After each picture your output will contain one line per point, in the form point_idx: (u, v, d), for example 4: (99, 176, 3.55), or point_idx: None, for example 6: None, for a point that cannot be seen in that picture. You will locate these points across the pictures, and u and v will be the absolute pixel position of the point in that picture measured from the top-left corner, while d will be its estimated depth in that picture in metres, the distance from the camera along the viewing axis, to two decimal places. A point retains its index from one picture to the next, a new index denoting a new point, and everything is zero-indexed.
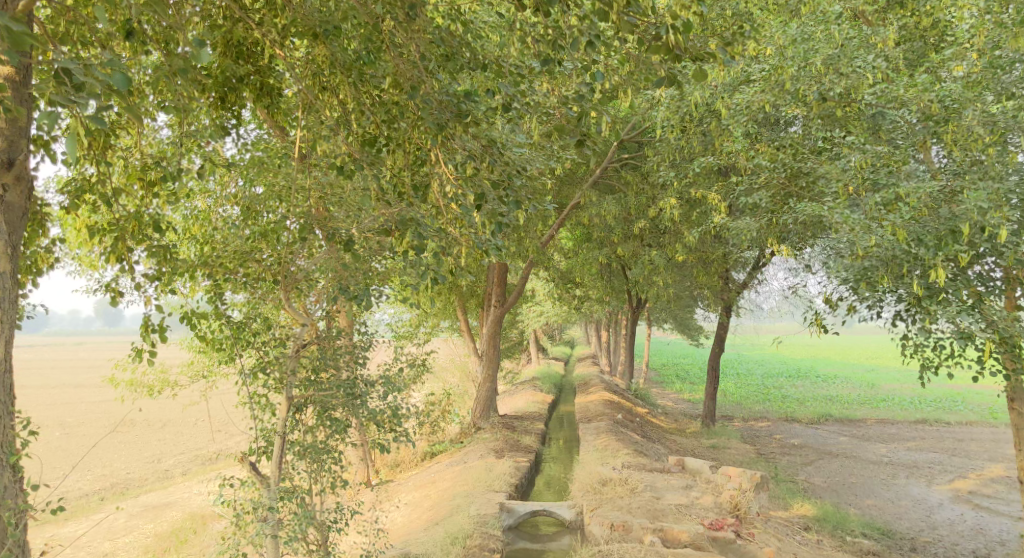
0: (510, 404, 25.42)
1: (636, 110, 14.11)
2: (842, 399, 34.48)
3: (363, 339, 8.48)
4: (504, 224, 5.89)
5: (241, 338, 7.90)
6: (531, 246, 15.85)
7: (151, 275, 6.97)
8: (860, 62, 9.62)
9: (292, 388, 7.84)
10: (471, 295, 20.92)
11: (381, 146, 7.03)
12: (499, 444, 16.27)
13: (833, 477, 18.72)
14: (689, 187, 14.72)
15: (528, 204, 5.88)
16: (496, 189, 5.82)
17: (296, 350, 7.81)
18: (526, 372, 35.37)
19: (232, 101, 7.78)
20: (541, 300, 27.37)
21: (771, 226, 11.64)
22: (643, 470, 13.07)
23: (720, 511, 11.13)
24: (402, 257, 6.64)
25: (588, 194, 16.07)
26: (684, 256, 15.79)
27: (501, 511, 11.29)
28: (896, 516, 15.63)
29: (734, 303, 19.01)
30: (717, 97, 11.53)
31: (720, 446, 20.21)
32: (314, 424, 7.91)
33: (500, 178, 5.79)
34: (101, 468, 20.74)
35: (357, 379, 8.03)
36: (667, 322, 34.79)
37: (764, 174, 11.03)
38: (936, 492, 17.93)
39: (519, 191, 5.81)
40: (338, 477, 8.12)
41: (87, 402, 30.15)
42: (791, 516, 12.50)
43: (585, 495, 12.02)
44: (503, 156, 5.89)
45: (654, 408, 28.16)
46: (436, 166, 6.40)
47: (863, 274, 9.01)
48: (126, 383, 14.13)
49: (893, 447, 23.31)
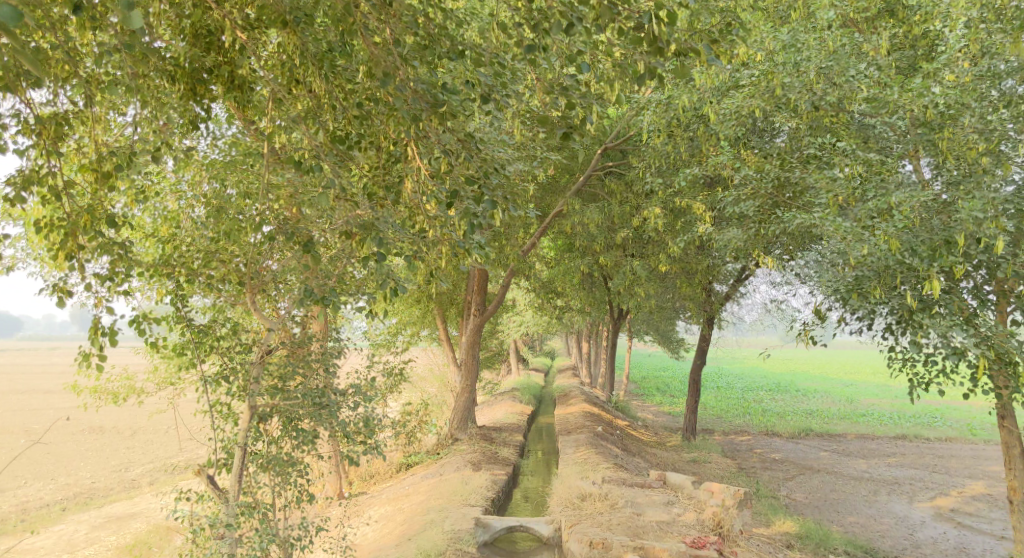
0: (488, 415, 25.01)
1: (622, 117, 13.88)
2: (822, 414, 34.39)
3: (334, 346, 8.08)
4: (481, 224, 5.55)
5: (203, 342, 7.48)
6: (513, 254, 15.54)
7: (105, 274, 6.55)
8: (852, 72, 9.46)
9: (256, 397, 7.34)
10: (450, 303, 20.52)
11: (354, 143, 6.67)
12: (477, 456, 15.87)
13: (815, 493, 18.48)
14: (674, 196, 14.48)
15: (506, 204, 5.55)
16: (473, 186, 5.47)
17: (260, 356, 7.36)
18: (506, 383, 34.97)
19: (203, 95, 7.43)
20: (522, 309, 27.04)
21: (758, 236, 11.40)
22: (623, 485, 12.71)
23: (702, 529, 10.82)
24: (372, 257, 6.26)
25: (571, 201, 15.80)
26: (667, 266, 15.54)
27: (476, 526, 10.88)
28: (878, 534, 15.40)
29: (717, 315, 18.77)
30: (705, 103, 11.29)
31: (701, 460, 19.93)
32: (278, 435, 7.45)
33: (478, 174, 5.45)
34: (65, 477, 20.09)
35: (327, 388, 7.60)
36: (649, 334, 34.57)
37: (751, 183, 10.79)
38: (918, 509, 17.74)
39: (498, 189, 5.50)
40: (304, 490, 7.70)
41: (54, 409, 29.39)
42: (774, 533, 12.21)
43: (564, 509, 11.64)
44: (481, 152, 5.57)
45: (634, 420, 27.84)
46: (411, 163, 6.04)
47: (854, 285, 8.73)
48: (90, 389, 13.62)
49: (875, 463, 23.14)
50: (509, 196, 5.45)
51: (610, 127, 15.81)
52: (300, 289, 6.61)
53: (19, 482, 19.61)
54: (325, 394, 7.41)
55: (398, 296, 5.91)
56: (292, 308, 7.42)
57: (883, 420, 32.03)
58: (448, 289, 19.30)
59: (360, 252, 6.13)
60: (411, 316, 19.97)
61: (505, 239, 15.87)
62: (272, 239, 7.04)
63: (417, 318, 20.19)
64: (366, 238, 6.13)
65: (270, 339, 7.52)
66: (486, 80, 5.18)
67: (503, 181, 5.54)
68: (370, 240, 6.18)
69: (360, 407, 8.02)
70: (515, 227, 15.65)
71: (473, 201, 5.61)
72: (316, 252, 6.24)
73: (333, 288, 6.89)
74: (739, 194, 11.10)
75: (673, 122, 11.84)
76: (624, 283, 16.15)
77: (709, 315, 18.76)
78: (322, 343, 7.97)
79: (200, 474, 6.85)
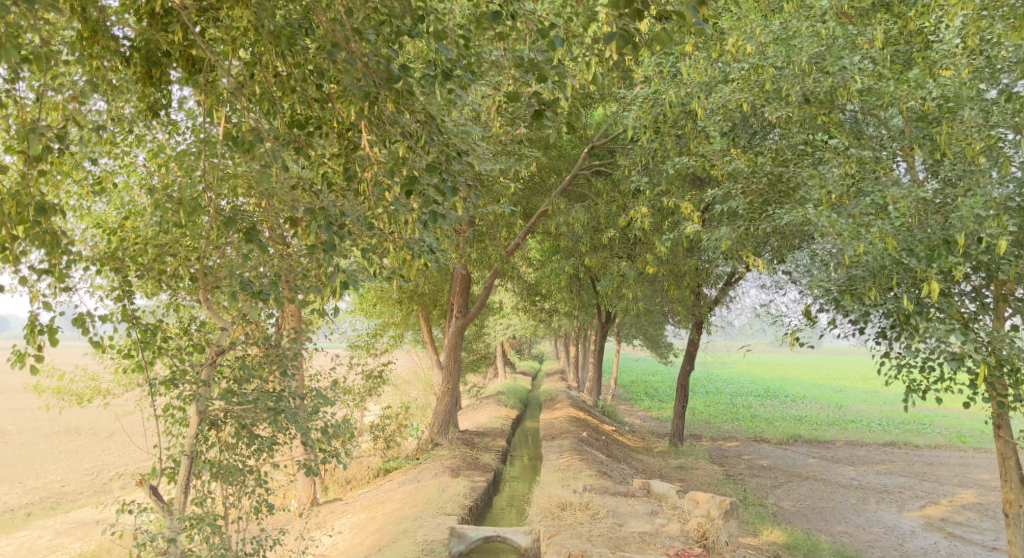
0: (472, 419, 24.51)
1: (610, 113, 13.48)
2: (811, 419, 34.09)
3: (296, 348, 7.60)
4: (444, 213, 5.11)
5: (150, 342, 6.94)
6: (495, 253, 15.09)
7: (41, 267, 6.00)
8: (846, 62, 9.06)
9: (207, 402, 6.81)
10: (434, 304, 20.05)
11: (313, 128, 6.21)
12: (456, 462, 15.39)
13: (803, 501, 18.10)
14: (661, 195, 14.09)
15: (470, 191, 5.11)
16: (433, 172, 5.04)
17: (213, 357, 6.87)
18: (492, 386, 34.48)
19: (160, 77, 7.01)
20: (508, 312, 26.61)
21: (747, 237, 10.98)
22: (606, 493, 12.25)
23: (686, 540, 10.42)
24: (326, 250, 5.78)
25: (556, 201, 15.40)
26: (654, 267, 15.09)
27: (451, 536, 10.45)
28: (867, 544, 15.00)
29: (705, 319, 18.40)
30: (694, 97, 10.88)
31: (688, 466, 19.51)
32: (231, 441, 6.96)
33: (441, 161, 5.06)
34: (33, 481, 19.47)
35: (286, 392, 7.13)
36: (637, 338, 34.21)
37: (740, 180, 10.40)
38: (908, 519, 17.37)
39: (461, 176, 5.12)
40: (261, 499, 7.20)
41: (27, 411, 28.66)
42: (760, 543, 11.79)
43: (543, 519, 11.13)
44: (442, 136, 5.16)
45: (621, 425, 27.41)
46: (371, 148, 5.58)
47: (845, 286, 8.32)
48: (52, 390, 13.05)
49: (863, 470, 22.80)
50: (472, 183, 5.06)
51: (597, 125, 15.42)
52: (242, 282, 6.17)
53: None
54: (281, 397, 6.94)
55: (349, 289, 5.79)
56: (247, 305, 6.93)
57: (872, 427, 31.74)
58: (431, 290, 18.82)
59: (312, 243, 5.72)
60: (393, 317, 19.47)
61: (488, 238, 15.43)
62: (224, 232, 6.54)
63: (399, 320, 19.69)
64: (319, 229, 5.66)
65: (222, 338, 7.02)
66: (449, 55, 4.75)
67: (465, 168, 5.17)
68: (324, 232, 5.72)
69: (322, 412, 7.56)
70: (499, 227, 15.27)
71: (434, 190, 5.21)
72: (263, 242, 5.76)
73: (286, 284, 6.39)
74: (728, 192, 10.68)
75: (660, 118, 11.43)
76: (610, 285, 15.70)
77: (697, 319, 18.39)
78: (282, 343, 7.51)
79: (141, 484, 6.40)
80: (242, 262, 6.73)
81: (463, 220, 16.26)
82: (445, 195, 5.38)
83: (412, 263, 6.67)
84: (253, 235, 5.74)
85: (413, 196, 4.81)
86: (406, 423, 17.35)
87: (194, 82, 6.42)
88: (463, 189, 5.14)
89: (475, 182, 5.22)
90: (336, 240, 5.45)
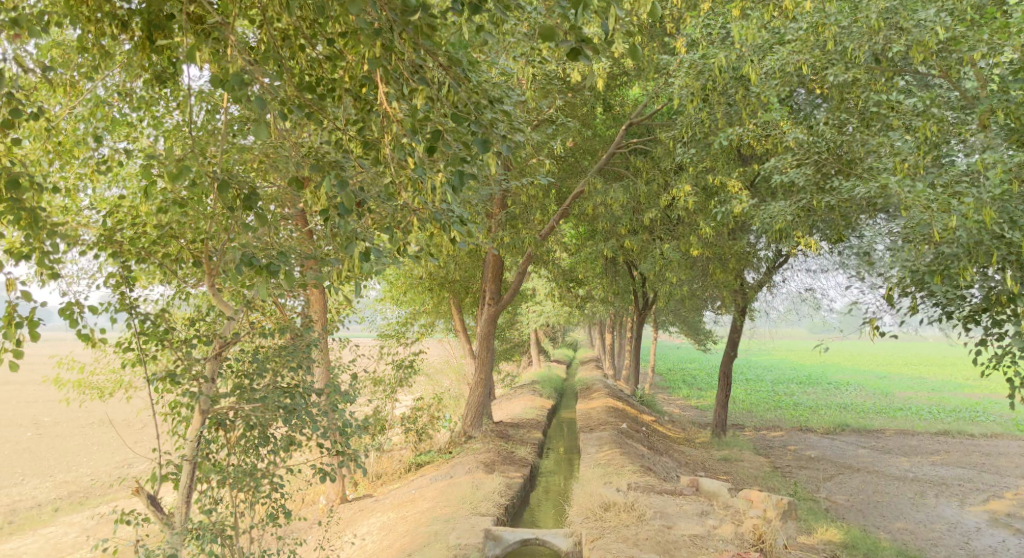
0: (506, 410, 23.81)
1: (650, 86, 12.58)
2: (857, 407, 32.82)
3: (310, 339, 6.86)
4: (472, 172, 4.35)
5: (151, 336, 6.12)
6: (530, 237, 14.27)
7: (19, 250, 5.30)
8: (923, 15, 8.00)
9: (209, 400, 6.08)
10: (466, 291, 19.35)
11: (329, 90, 5.50)
12: (491, 456, 14.63)
13: (856, 495, 17.06)
14: (706, 172, 13.14)
15: (505, 146, 4.35)
16: (458, 126, 4.27)
17: (217, 350, 6.14)
18: (526, 376, 33.80)
19: (162, 40, 6.29)
20: (541, 299, 25.91)
21: (808, 213, 10.03)
22: (650, 492, 11.42)
23: (741, 544, 9.56)
24: (340, 224, 5.02)
25: (593, 181, 14.50)
26: (699, 248, 14.15)
27: (486, 539, 9.76)
28: (930, 542, 13.98)
29: (749, 304, 17.41)
30: (745, 60, 9.91)
31: (733, 458, 18.57)
32: (240, 442, 6.26)
33: (468, 110, 4.29)
34: (64, 474, 19.28)
35: (302, 388, 6.42)
36: (674, 324, 33.24)
37: (800, 150, 9.49)
38: (972, 514, 16.25)
39: (494, 130, 4.35)
40: (278, 506, 6.50)
41: (62, 406, 28.77)
42: (817, 543, 10.89)
43: (585, 521, 10.36)
44: (469, 82, 4.40)
45: (660, 415, 26.49)
46: (387, 103, 4.83)
47: (936, 265, 7.52)
48: (73, 383, 12.57)
49: (918, 461, 21.66)
50: (506, 137, 4.29)
51: (635, 100, 14.59)
52: (241, 259, 5.43)
53: (16, 479, 18.86)
54: (294, 394, 6.23)
55: (366, 266, 5.12)
56: (256, 293, 6.22)
57: (922, 415, 30.48)
58: (463, 277, 18.11)
59: (320, 212, 5.05)
60: (425, 305, 18.80)
61: (521, 221, 14.65)
62: (229, 210, 5.84)
63: (431, 308, 18.98)
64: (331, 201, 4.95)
65: (229, 328, 6.29)
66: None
67: (496, 119, 4.40)
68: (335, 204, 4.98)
69: (341, 409, 6.83)
70: (533, 209, 14.46)
71: (462, 145, 4.45)
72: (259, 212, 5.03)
73: (292, 264, 5.66)
74: (784, 165, 9.74)
75: (708, 87, 10.46)
76: (652, 269, 14.79)
77: (741, 305, 17.37)
78: (295, 333, 6.79)
79: (138, 493, 5.70)
80: (240, 237, 5.91)
81: (495, 201, 15.46)
82: (472, 153, 4.61)
83: (437, 242, 5.92)
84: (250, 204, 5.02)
85: (436, 151, 4.05)
86: (439, 415, 16.69)
87: (183, 38, 5.66)
88: (495, 144, 4.39)
89: (510, 137, 4.45)
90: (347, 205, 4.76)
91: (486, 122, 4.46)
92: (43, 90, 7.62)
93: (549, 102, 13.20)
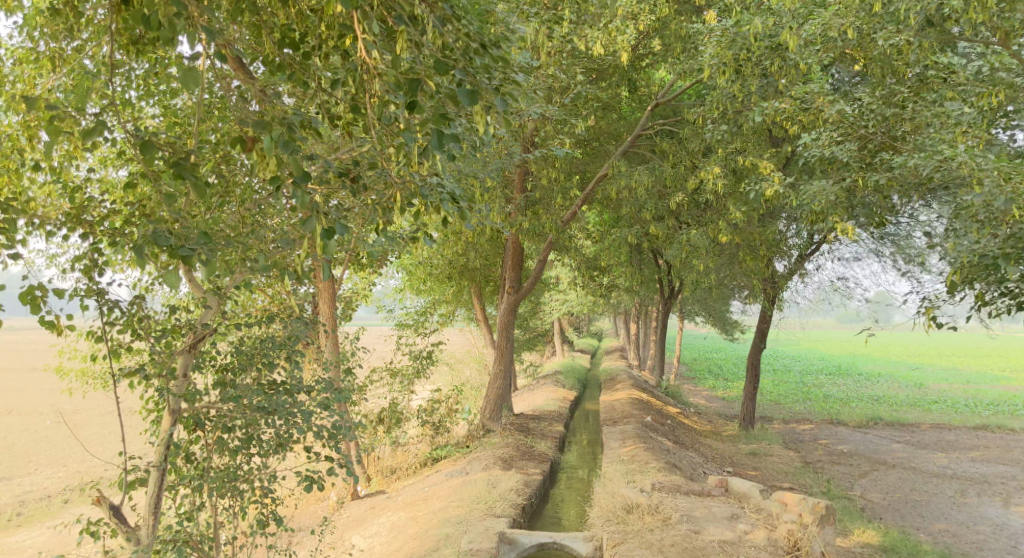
0: (527, 402, 23.18)
1: (679, 59, 11.84)
2: (889, 400, 31.79)
3: (298, 333, 6.27)
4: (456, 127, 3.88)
5: (124, 326, 5.57)
6: (550, 222, 13.53)
7: None
8: None
9: (178, 400, 5.57)
10: (486, 280, 18.66)
11: (308, 47, 4.93)
12: (508, 451, 13.99)
13: (893, 493, 16.22)
14: (737, 153, 12.37)
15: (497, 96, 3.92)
16: (442, 73, 3.82)
17: (189, 343, 5.61)
18: (549, 366, 33.12)
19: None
20: (565, 288, 25.23)
21: (849, 193, 9.25)
22: (675, 492, 10.73)
23: (774, 552, 8.85)
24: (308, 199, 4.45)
25: (617, 164, 13.66)
26: (728, 233, 13.38)
27: (500, 543, 9.15)
28: (974, 546, 13.12)
29: (780, 294, 16.56)
30: (782, 27, 9.14)
31: (761, 453, 17.80)
32: (215, 445, 5.74)
33: (454, 55, 3.98)
34: (77, 465, 19.09)
35: (287, 385, 5.90)
36: (701, 314, 32.35)
37: (842, 123, 8.75)
38: (1017, 515, 15.34)
39: (484, 79, 4.06)
40: (268, 512, 5.95)
41: (79, 396, 28.60)
42: (854, 547, 10.15)
43: (605, 524, 9.74)
44: (455, 23, 4.09)
45: (686, 407, 25.73)
46: (367, 55, 4.31)
47: (1010, 247, 6.66)
48: (74, 373, 12.08)
49: (956, 457, 20.70)
50: (497, 89, 4.02)
51: (663, 78, 13.84)
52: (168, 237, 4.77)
53: (30, 468, 18.68)
54: (275, 393, 5.70)
55: (328, 247, 4.39)
56: (235, 279, 5.71)
57: (958, 409, 29.34)
58: (482, 265, 17.46)
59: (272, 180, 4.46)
60: (444, 294, 18.13)
61: (542, 207, 13.91)
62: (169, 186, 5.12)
63: (450, 297, 18.29)
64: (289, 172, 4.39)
65: (204, 319, 5.77)
66: None
67: (489, 67, 4.02)
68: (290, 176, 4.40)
69: (333, 408, 6.23)
70: (553, 192, 13.71)
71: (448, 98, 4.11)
72: (197, 183, 4.40)
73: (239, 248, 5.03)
74: (827, 141, 8.96)
75: (742, 57, 9.65)
76: (678, 255, 14.06)
77: (770, 295, 16.56)
78: (284, 323, 6.23)
79: (100, 500, 5.34)
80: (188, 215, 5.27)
81: (514, 184, 14.77)
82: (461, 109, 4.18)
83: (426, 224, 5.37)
84: (185, 170, 4.39)
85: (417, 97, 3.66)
86: (457, 408, 16.06)
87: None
88: (486, 98, 4.09)
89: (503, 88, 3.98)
90: (301, 169, 4.15)
91: (476, 71, 4.10)
92: (19, 62, 7.04)
93: (570, 77, 12.49)
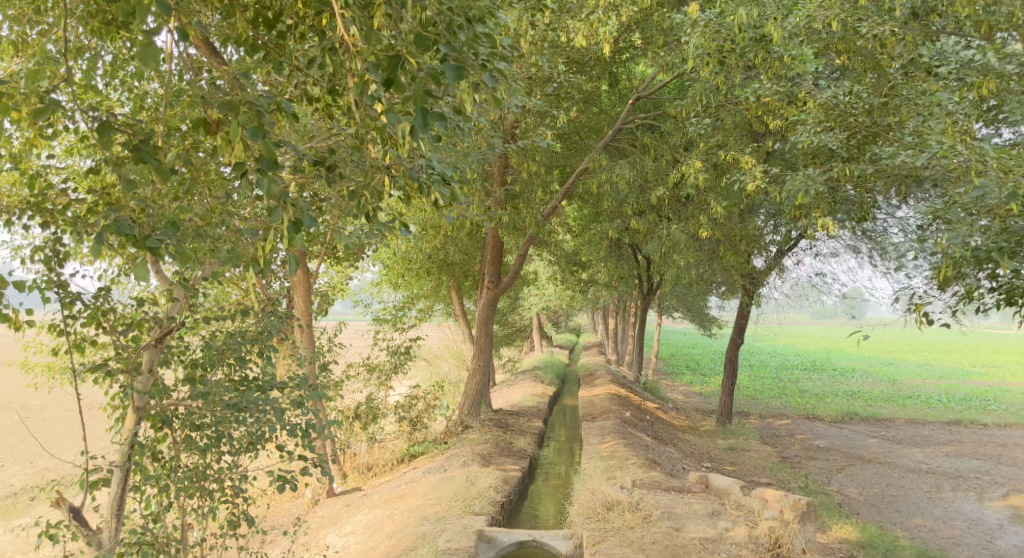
0: (506, 397, 23.01)
1: (661, 51, 11.70)
2: (864, 395, 31.98)
3: (270, 327, 6.02)
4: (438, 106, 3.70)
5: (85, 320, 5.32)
6: (530, 216, 13.35)
7: None
8: None
9: (145, 396, 5.36)
10: (465, 275, 18.40)
11: (282, 25, 4.71)
12: (487, 447, 13.82)
13: (870, 488, 16.26)
14: (718, 147, 12.27)
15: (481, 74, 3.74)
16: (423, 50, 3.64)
17: (155, 337, 5.38)
18: (528, 361, 33.00)
19: None
20: (543, 282, 25.06)
21: (834, 187, 9.14)
22: (655, 488, 10.63)
23: (756, 549, 8.77)
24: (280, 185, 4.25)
25: (598, 157, 13.50)
26: (708, 228, 13.29)
27: (479, 541, 9.01)
28: (950, 541, 13.17)
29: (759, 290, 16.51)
30: (767, 18, 9.01)
31: (739, 448, 17.79)
32: (183, 444, 5.53)
33: (436, 32, 3.78)
34: (44, 462, 18.65)
35: (259, 381, 5.68)
36: (680, 309, 32.35)
37: (828, 115, 8.63)
38: (991, 510, 15.43)
39: (468, 57, 3.87)
40: (240, 511, 5.75)
41: (47, 392, 28.02)
42: (833, 544, 10.09)
43: (585, 521, 9.61)
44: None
45: (664, 403, 25.69)
46: (344, 33, 4.10)
47: (1003, 242, 6.65)
48: (39, 368, 11.69)
49: (931, 452, 20.82)
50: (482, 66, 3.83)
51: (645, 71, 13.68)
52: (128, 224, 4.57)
53: None
54: (247, 389, 5.47)
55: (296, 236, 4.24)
56: (204, 271, 5.47)
57: (932, 404, 29.59)
58: (461, 259, 17.24)
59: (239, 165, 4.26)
60: (422, 289, 17.88)
61: (522, 200, 13.73)
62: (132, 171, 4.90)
63: (429, 292, 18.04)
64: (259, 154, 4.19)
65: (171, 312, 5.55)
66: None
67: (473, 44, 3.83)
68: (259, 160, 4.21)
69: (307, 404, 6.00)
70: (533, 185, 13.54)
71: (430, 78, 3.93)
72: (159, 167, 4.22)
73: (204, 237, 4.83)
74: (812, 134, 8.85)
75: (725, 49, 9.54)
76: (658, 250, 13.95)
77: (750, 291, 16.52)
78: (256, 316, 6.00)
79: (60, 502, 5.13)
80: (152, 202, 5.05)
81: (494, 178, 14.56)
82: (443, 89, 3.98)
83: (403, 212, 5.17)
84: (146, 154, 4.22)
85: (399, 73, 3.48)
86: (435, 405, 15.84)
87: None
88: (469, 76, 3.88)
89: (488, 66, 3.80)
90: (270, 154, 3.95)
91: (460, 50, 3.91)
92: None
93: (551, 68, 12.31)
